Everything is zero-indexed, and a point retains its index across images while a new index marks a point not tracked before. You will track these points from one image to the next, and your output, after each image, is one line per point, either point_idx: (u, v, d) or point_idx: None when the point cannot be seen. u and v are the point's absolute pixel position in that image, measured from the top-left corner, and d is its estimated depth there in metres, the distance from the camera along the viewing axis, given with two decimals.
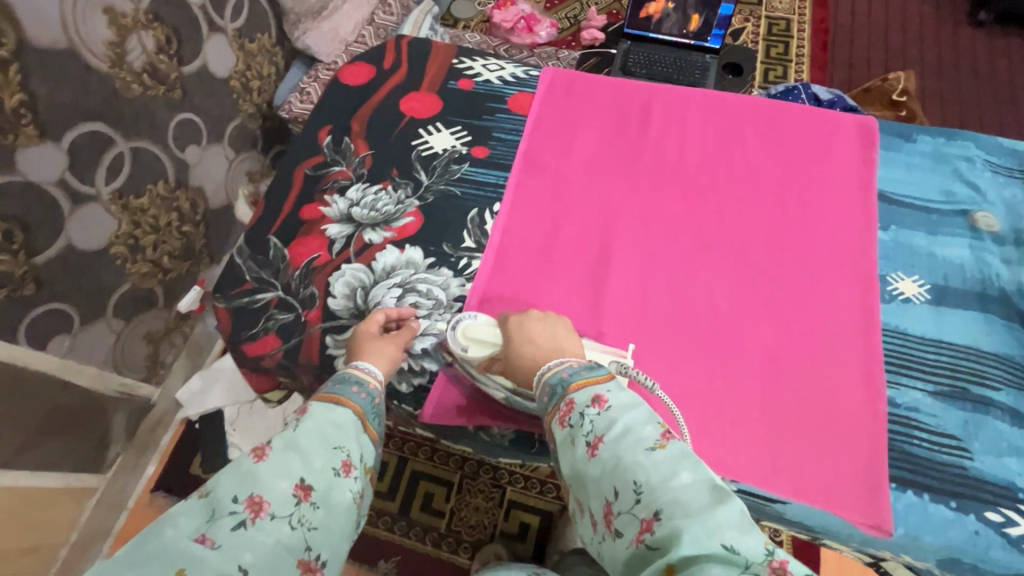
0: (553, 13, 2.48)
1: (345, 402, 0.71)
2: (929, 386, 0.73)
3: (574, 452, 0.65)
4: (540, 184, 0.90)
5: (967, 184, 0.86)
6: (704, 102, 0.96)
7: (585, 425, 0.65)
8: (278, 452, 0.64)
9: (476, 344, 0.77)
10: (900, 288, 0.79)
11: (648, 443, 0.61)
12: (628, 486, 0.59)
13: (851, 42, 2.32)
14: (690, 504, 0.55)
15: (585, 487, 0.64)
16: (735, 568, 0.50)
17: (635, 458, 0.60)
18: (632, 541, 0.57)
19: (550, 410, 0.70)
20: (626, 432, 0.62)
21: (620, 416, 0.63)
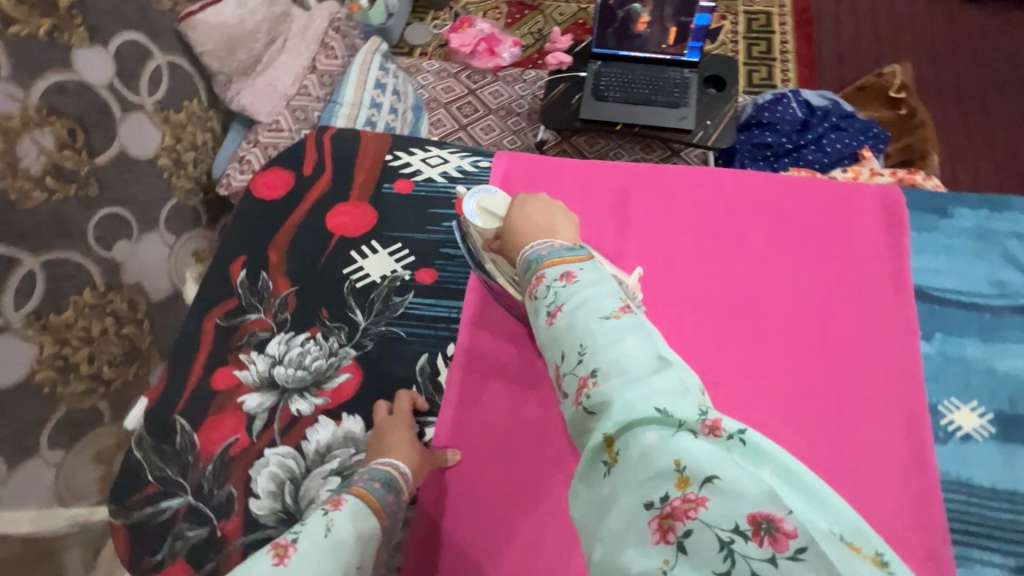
0: (515, 30, 2.29)
1: (379, 511, 0.54)
2: (1009, 561, 0.57)
3: (537, 321, 0.53)
4: (506, 314, 0.73)
5: (1022, 271, 0.70)
6: (695, 185, 0.80)
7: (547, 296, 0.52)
8: (304, 552, 0.49)
9: (486, 217, 0.70)
10: (956, 419, 0.64)
11: (602, 312, 0.48)
12: (572, 349, 0.47)
13: (837, 31, 2.14)
14: (633, 368, 0.43)
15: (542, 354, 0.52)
16: (670, 430, 0.38)
17: (589, 327, 0.47)
18: (574, 404, 0.46)
19: (522, 283, 0.57)
20: (588, 301, 0.49)
21: (585, 288, 0.50)
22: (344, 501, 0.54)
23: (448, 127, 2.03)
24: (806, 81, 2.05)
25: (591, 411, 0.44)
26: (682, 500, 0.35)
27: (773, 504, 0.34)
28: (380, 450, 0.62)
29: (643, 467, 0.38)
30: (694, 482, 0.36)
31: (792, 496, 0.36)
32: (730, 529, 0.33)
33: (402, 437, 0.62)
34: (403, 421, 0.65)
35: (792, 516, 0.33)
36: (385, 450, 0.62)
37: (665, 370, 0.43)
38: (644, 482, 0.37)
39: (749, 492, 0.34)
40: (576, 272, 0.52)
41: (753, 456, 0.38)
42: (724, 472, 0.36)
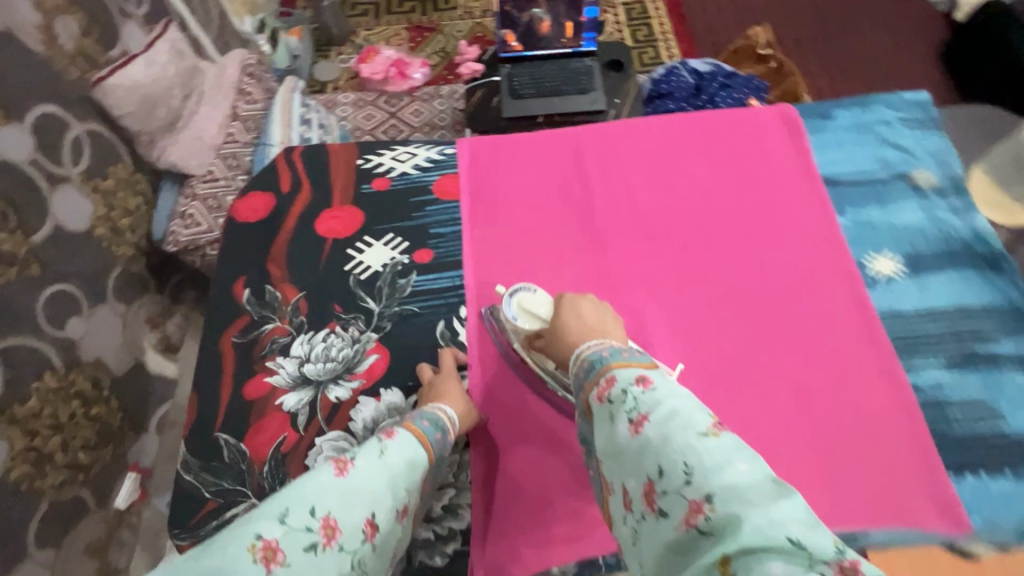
0: (421, 51, 2.41)
1: (426, 445, 0.60)
2: (941, 360, 0.73)
3: (613, 429, 0.51)
4: (504, 273, 0.81)
5: (895, 147, 0.88)
6: (634, 133, 0.92)
7: (626, 401, 0.50)
8: (367, 467, 0.53)
9: (528, 316, 0.73)
10: (877, 267, 0.80)
11: (700, 427, 0.46)
12: (674, 465, 0.45)
13: (703, 7, 2.44)
14: (747, 492, 0.41)
15: (621, 465, 0.50)
16: (801, 567, 0.36)
17: (687, 443, 0.45)
18: (676, 525, 0.43)
19: (583, 387, 0.57)
20: (681, 414, 0.48)
21: (673, 399, 0.49)
22: (394, 433, 0.59)
23: None
24: (688, 54, 2.32)
25: (701, 533, 0.42)
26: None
27: None
28: (435, 397, 0.69)
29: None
30: None
31: None
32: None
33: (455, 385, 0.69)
34: (448, 373, 0.72)
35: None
36: (439, 396, 0.69)
37: (786, 497, 0.40)
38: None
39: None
40: (654, 377, 0.52)
41: None
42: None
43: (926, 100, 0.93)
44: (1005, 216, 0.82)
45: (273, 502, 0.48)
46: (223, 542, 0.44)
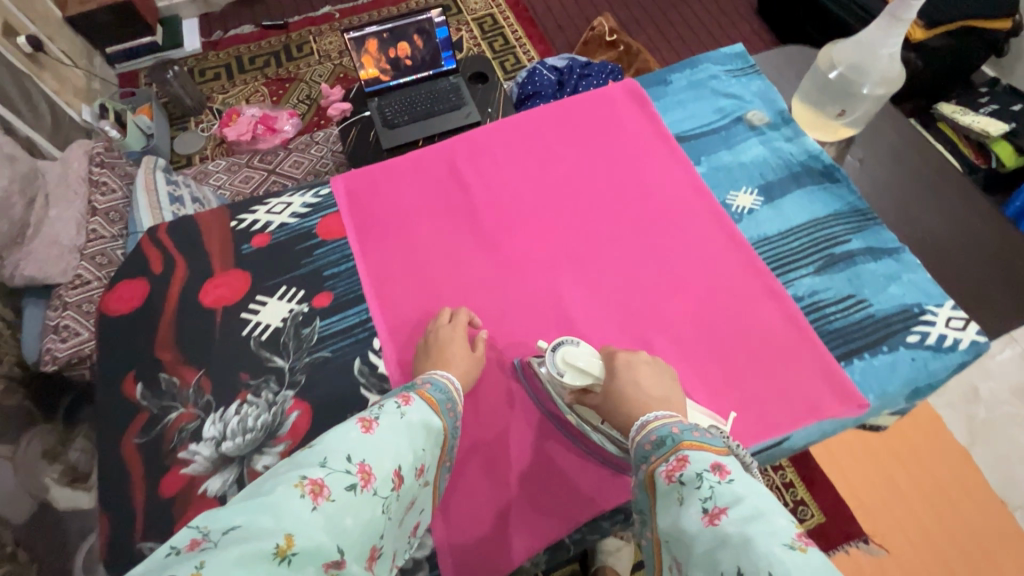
0: (286, 103, 2.36)
1: (438, 414, 0.62)
2: (810, 268, 0.82)
3: (683, 513, 0.48)
4: (409, 294, 0.82)
5: (727, 96, 0.98)
6: (499, 134, 0.95)
7: (700, 489, 0.48)
8: (392, 427, 0.55)
9: (573, 371, 0.69)
10: (739, 203, 0.88)
11: (783, 535, 0.42)
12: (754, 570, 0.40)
13: (548, 8, 2.58)
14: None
15: (688, 552, 0.46)
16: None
17: (770, 550, 0.41)
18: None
19: (653, 466, 0.54)
20: (763, 515, 0.44)
21: (755, 497, 0.45)
22: (410, 400, 0.61)
23: None
24: (545, 54, 2.45)
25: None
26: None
27: None
28: (440, 361, 0.71)
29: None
30: None
31: None
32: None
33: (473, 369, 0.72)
34: (459, 329, 0.75)
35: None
36: (445, 360, 0.71)
37: None
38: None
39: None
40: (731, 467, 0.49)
41: None
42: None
43: (742, 50, 1.04)
44: (837, 135, 0.93)
45: (309, 454, 0.50)
46: (271, 487, 0.46)
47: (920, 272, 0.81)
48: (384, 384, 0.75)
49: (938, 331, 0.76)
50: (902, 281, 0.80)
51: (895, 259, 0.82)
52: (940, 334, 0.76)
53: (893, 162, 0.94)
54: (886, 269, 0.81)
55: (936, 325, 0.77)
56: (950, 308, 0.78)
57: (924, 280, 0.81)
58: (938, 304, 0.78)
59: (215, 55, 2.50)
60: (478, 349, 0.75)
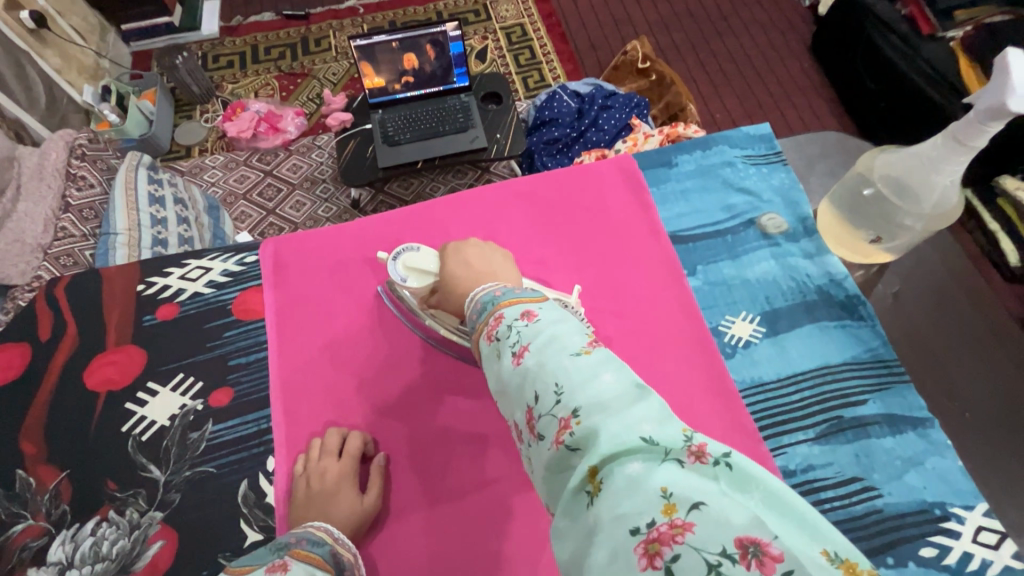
0: (294, 100, 2.25)
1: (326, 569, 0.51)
2: (809, 433, 0.66)
3: (498, 365, 0.45)
4: (321, 402, 0.69)
5: (741, 190, 0.82)
6: (462, 208, 0.82)
7: (509, 333, 0.44)
8: None
9: (416, 275, 0.70)
10: (734, 332, 0.72)
11: (572, 346, 0.41)
12: (546, 387, 0.39)
13: (583, 24, 2.41)
14: (616, 401, 0.37)
15: (508, 400, 0.43)
16: (655, 459, 0.33)
17: (559, 363, 0.40)
18: (549, 445, 0.38)
19: (476, 330, 0.50)
20: (557, 336, 0.43)
21: (552, 324, 0.44)
22: (287, 563, 0.49)
23: (256, 216, 1.93)
24: (573, 74, 2.28)
25: (570, 450, 0.37)
26: (669, 525, 0.30)
27: (761, 529, 0.29)
28: (325, 506, 0.59)
29: (627, 498, 0.31)
30: (681, 506, 0.30)
31: (785, 527, 0.30)
32: (719, 553, 0.28)
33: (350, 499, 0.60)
34: (347, 464, 0.62)
35: (781, 542, 0.28)
36: (330, 507, 0.59)
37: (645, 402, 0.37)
38: (629, 508, 0.31)
39: (738, 520, 0.29)
40: (536, 307, 0.47)
41: (741, 481, 0.32)
42: (710, 500, 0.30)
43: (768, 132, 0.88)
44: (869, 258, 0.76)
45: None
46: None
47: (949, 458, 0.65)
48: (269, 519, 0.62)
49: (961, 547, 0.60)
50: (923, 469, 0.64)
51: (920, 435, 0.66)
52: (965, 553, 0.59)
53: (931, 302, 0.78)
54: (905, 450, 0.65)
55: (961, 538, 0.60)
56: (982, 515, 0.61)
57: (953, 471, 0.64)
58: (967, 506, 0.62)
59: (231, 41, 2.40)
60: (369, 494, 0.61)
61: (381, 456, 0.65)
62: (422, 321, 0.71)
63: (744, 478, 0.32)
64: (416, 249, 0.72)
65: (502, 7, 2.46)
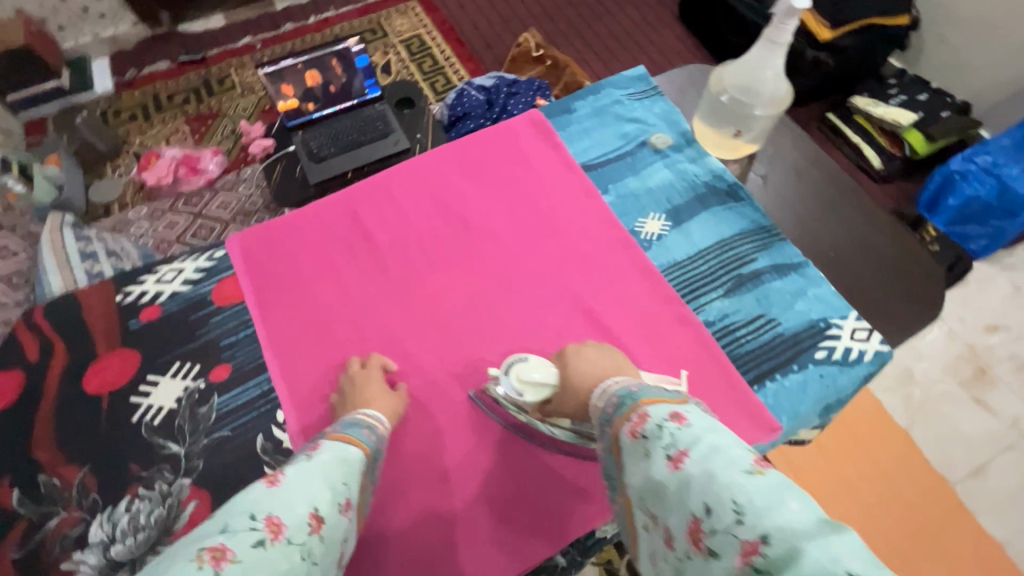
0: (209, 140, 2.27)
1: (356, 445, 0.59)
2: (719, 291, 0.83)
3: (649, 464, 0.50)
4: (317, 356, 0.78)
5: (631, 120, 0.99)
6: (403, 178, 0.93)
7: (663, 435, 0.50)
8: (297, 473, 0.51)
9: (530, 387, 0.71)
10: (648, 230, 0.88)
11: (745, 464, 0.45)
12: (722, 501, 0.43)
13: (475, 26, 2.58)
14: (805, 530, 0.39)
15: (662, 503, 0.47)
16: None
17: (732, 479, 0.44)
18: (729, 565, 0.40)
19: (613, 423, 0.56)
20: (721, 449, 0.47)
21: (711, 435, 0.48)
22: (319, 445, 0.57)
23: None
24: (475, 73, 2.44)
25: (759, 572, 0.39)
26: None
27: None
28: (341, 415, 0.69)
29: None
30: None
31: None
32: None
33: (379, 392, 0.71)
34: (373, 372, 0.74)
35: None
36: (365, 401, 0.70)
37: (842, 537, 0.38)
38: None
39: None
40: (686, 410, 0.52)
41: None
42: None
43: (643, 72, 1.05)
44: (739, 152, 0.95)
45: (206, 522, 0.44)
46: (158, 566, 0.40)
47: (825, 286, 0.83)
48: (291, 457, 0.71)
49: (843, 344, 0.78)
50: (807, 297, 0.82)
51: (800, 274, 0.84)
52: (845, 348, 0.78)
53: (795, 178, 0.96)
54: (792, 286, 0.83)
55: (841, 338, 0.78)
56: (854, 320, 0.80)
57: (828, 294, 0.82)
58: (843, 316, 0.80)
59: (130, 94, 2.38)
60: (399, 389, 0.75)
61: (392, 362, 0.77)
62: (512, 413, 0.75)
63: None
64: (525, 359, 0.74)
65: (397, 22, 2.58)
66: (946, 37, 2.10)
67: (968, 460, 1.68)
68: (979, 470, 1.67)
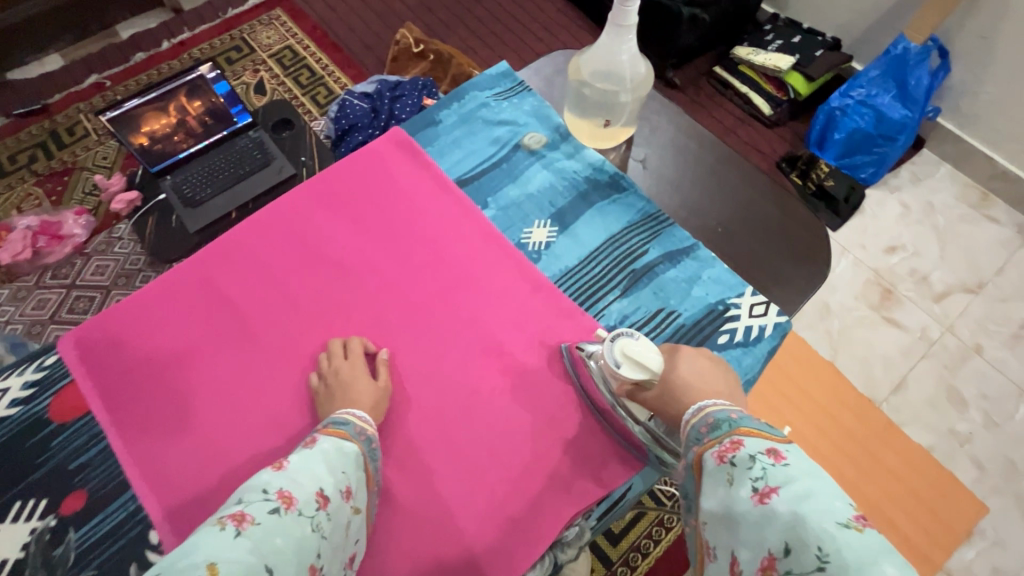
0: (68, 201, 2.02)
1: (352, 440, 0.64)
2: (615, 292, 0.80)
3: (731, 492, 0.51)
4: (191, 459, 0.69)
5: (500, 123, 0.93)
6: (260, 231, 0.82)
7: (753, 468, 0.50)
8: (303, 458, 0.59)
9: (631, 364, 0.68)
10: (535, 239, 0.84)
11: (841, 516, 0.44)
12: (807, 546, 0.43)
13: (349, 27, 2.42)
14: None
15: (736, 534, 0.49)
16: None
17: (822, 526, 0.43)
18: None
19: (701, 444, 0.57)
20: (815, 496, 0.46)
21: (806, 480, 0.48)
22: (319, 439, 0.63)
23: None
24: (358, 79, 2.31)
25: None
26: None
27: None
28: None
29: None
30: None
31: None
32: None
33: (366, 388, 0.70)
34: (355, 360, 0.72)
35: None
36: (350, 398, 0.69)
37: None
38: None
39: None
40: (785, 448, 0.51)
41: None
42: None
43: (507, 68, 0.98)
44: (616, 139, 0.91)
45: (226, 500, 0.52)
46: (190, 535, 0.47)
47: (718, 266, 0.81)
48: None
49: (744, 324, 0.77)
50: (702, 281, 0.80)
51: (692, 258, 0.82)
52: (746, 327, 0.76)
53: (674, 156, 0.93)
54: (686, 273, 0.81)
55: (742, 318, 0.77)
56: (751, 295, 0.79)
57: (723, 273, 0.81)
58: (739, 294, 0.79)
59: None
60: (380, 375, 0.73)
61: (384, 351, 0.75)
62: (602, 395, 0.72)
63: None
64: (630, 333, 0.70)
65: (263, 35, 2.38)
66: None
67: (889, 379, 1.79)
68: (899, 385, 1.78)
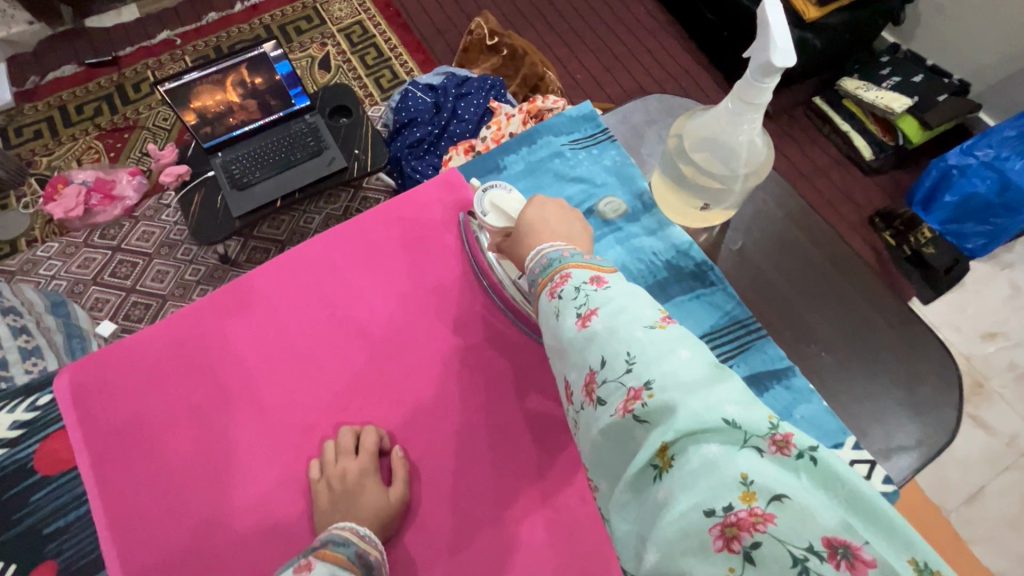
0: (125, 159, 2.00)
1: (349, 566, 0.54)
2: None
3: (559, 324, 0.48)
4: (167, 532, 0.63)
5: (573, 179, 0.79)
6: (286, 274, 0.76)
7: (576, 293, 0.48)
8: None
9: (497, 213, 0.69)
10: None
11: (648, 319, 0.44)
12: (617, 353, 0.42)
13: (424, 8, 2.29)
14: (686, 380, 0.39)
15: (567, 358, 0.47)
16: (735, 444, 0.35)
17: (632, 334, 0.43)
18: (613, 413, 0.40)
19: (537, 284, 0.53)
20: (628, 308, 0.45)
21: (622, 296, 0.47)
22: (311, 563, 0.52)
23: (114, 299, 1.74)
24: (425, 65, 2.19)
25: (637, 420, 0.39)
26: (748, 514, 0.32)
27: (847, 534, 0.31)
28: None
29: (705, 476, 0.34)
30: (761, 496, 0.33)
31: (869, 535, 0.32)
32: (807, 548, 0.30)
33: (373, 496, 0.63)
34: (369, 456, 0.65)
35: (871, 549, 0.31)
36: (353, 514, 0.61)
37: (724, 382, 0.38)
38: (703, 491, 0.34)
39: (827, 523, 0.31)
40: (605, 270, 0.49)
41: (824, 482, 0.34)
42: (796, 494, 0.33)
43: (590, 110, 0.85)
44: (704, 221, 0.78)
45: None
46: None
47: (816, 402, 0.66)
48: None
49: None
50: (794, 420, 0.65)
51: (784, 387, 0.67)
52: None
53: (775, 247, 0.80)
54: (774, 406, 0.66)
55: None
56: (852, 449, 0.64)
57: (820, 413, 0.66)
58: (838, 444, 0.64)
59: (32, 107, 2.07)
60: (394, 486, 0.65)
61: (398, 448, 0.67)
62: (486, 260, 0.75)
63: (830, 475, 0.34)
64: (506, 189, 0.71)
65: (335, 6, 2.28)
66: (944, 6, 1.88)
67: (964, 486, 1.58)
68: (974, 495, 1.57)
